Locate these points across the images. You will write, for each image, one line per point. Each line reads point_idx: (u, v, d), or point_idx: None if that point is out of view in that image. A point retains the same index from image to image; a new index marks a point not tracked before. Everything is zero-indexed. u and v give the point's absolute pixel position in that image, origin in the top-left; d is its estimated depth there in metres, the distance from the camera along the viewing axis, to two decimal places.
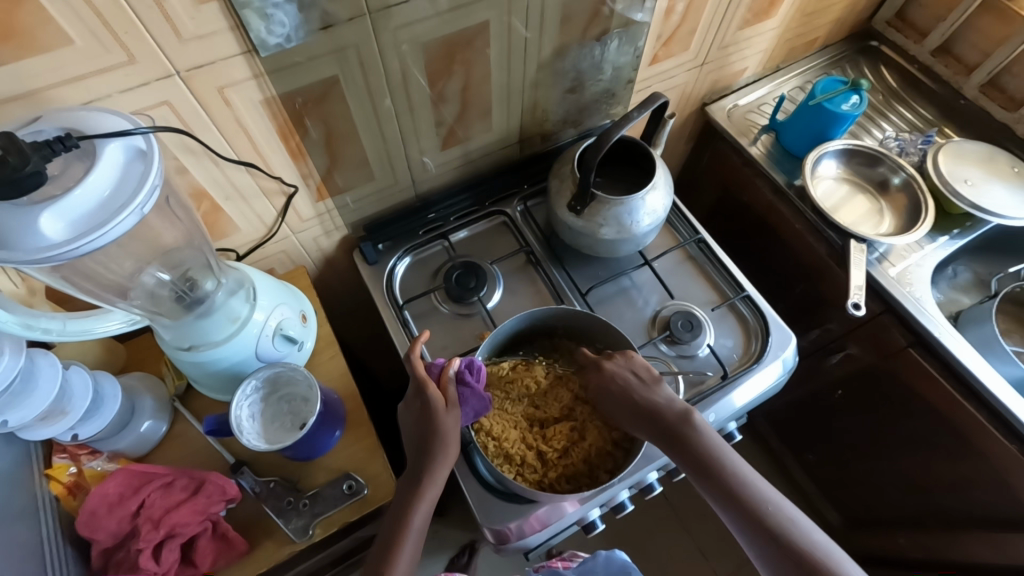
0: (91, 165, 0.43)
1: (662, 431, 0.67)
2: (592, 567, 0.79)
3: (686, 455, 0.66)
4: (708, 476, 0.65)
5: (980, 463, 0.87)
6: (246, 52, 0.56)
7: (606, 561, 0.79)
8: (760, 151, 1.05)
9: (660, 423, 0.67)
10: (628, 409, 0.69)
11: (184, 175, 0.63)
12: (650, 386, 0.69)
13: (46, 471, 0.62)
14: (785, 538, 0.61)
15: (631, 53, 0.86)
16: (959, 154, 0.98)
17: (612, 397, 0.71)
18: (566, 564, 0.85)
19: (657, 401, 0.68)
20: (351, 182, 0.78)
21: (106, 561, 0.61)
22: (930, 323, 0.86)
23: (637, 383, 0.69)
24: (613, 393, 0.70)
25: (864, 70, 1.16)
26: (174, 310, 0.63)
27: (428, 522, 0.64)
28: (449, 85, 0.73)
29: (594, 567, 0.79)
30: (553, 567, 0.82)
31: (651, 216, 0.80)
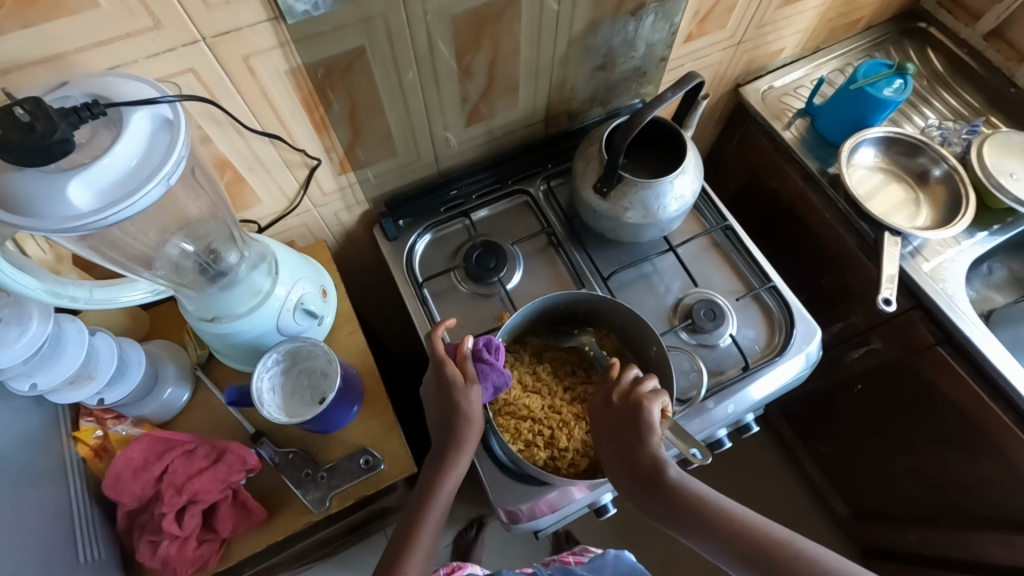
0: (118, 133, 0.43)
1: (660, 497, 0.58)
2: (601, 565, 0.79)
3: (687, 518, 0.56)
4: (719, 541, 0.54)
5: (1004, 466, 0.85)
6: (272, 19, 0.54)
7: (614, 562, 0.79)
8: (793, 136, 1.01)
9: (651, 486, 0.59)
10: (621, 467, 0.62)
11: (208, 145, 0.62)
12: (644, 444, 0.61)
13: (73, 433, 0.64)
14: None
15: (665, 30, 0.83)
16: (1006, 145, 0.94)
17: (617, 450, 0.63)
18: (576, 559, 0.86)
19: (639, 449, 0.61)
20: (374, 157, 0.77)
21: (131, 522, 0.63)
22: (964, 323, 0.83)
23: (633, 435, 0.62)
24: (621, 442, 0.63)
25: (909, 52, 1.10)
26: (197, 281, 0.64)
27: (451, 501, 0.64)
28: (476, 59, 0.71)
29: (603, 565, 0.79)
30: (563, 562, 0.85)
31: (678, 202, 0.78)
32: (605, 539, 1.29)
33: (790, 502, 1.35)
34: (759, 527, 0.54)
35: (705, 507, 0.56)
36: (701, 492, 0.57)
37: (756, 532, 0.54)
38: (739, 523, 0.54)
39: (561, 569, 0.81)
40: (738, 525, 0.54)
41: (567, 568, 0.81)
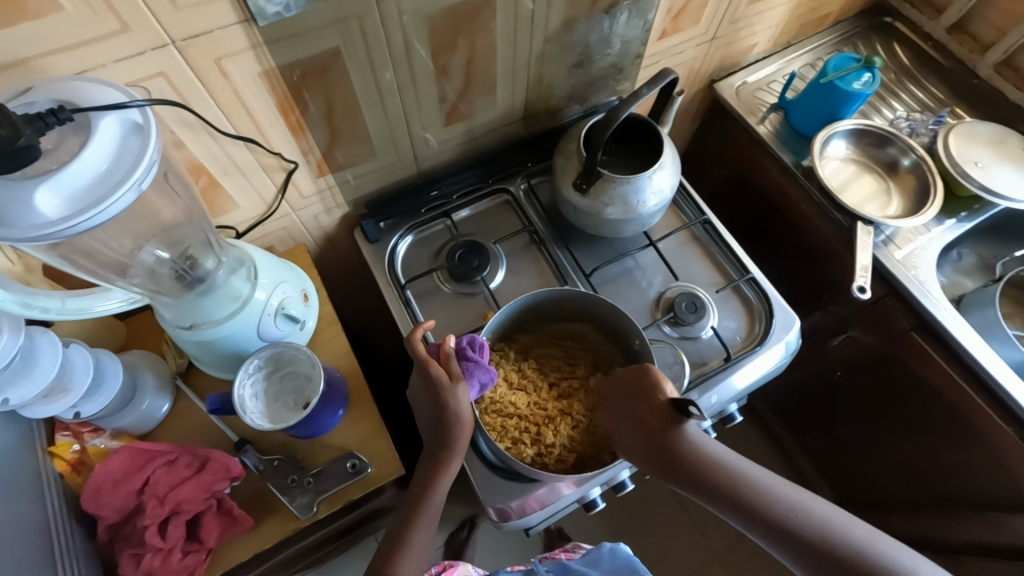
0: (87, 139, 0.42)
1: (689, 467, 0.62)
2: (597, 557, 0.80)
3: (712, 487, 0.61)
4: (745, 508, 0.59)
5: (979, 445, 0.87)
6: (243, 21, 0.54)
7: (611, 554, 0.79)
8: (768, 130, 1.03)
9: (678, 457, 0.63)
10: (647, 440, 0.65)
11: (181, 150, 0.61)
12: (670, 422, 0.64)
13: (49, 448, 0.62)
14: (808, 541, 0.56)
15: (640, 27, 0.84)
16: (970, 135, 0.97)
17: (642, 428, 0.66)
18: (568, 555, 0.87)
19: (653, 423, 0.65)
20: (352, 159, 0.77)
21: (113, 535, 0.62)
22: (936, 308, 0.85)
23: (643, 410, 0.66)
24: (645, 422, 0.65)
25: (877, 46, 1.12)
26: (174, 288, 0.63)
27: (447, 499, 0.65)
28: (453, 58, 0.71)
29: (599, 557, 0.79)
30: (556, 558, 0.85)
31: (657, 197, 0.79)
32: (596, 534, 1.30)
33: None
34: (780, 493, 0.59)
35: (732, 475, 0.61)
36: (727, 460, 0.62)
37: (776, 497, 0.59)
38: (760, 489, 0.60)
39: (558, 565, 0.82)
40: (758, 490, 0.60)
41: (564, 563, 0.81)
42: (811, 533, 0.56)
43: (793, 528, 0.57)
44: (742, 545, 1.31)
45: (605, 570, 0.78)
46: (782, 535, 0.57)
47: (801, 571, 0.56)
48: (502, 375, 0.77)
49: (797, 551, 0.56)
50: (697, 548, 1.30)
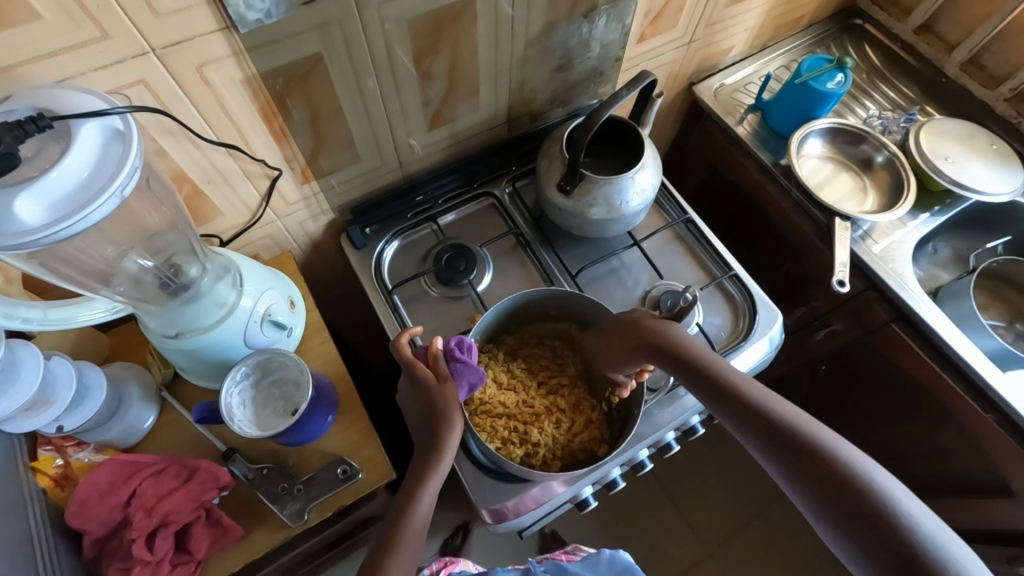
0: (67, 146, 0.42)
1: (676, 359, 0.62)
2: (596, 562, 0.80)
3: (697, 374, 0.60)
4: (725, 398, 0.58)
5: (958, 432, 0.89)
6: (224, 28, 0.54)
7: (610, 560, 0.80)
8: (746, 131, 1.06)
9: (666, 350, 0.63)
10: (638, 336, 0.66)
11: (163, 157, 0.61)
12: (663, 323, 0.66)
13: (32, 463, 0.61)
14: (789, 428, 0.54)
15: (618, 31, 0.85)
16: (941, 131, 1.00)
17: (633, 327, 0.67)
18: (569, 557, 0.87)
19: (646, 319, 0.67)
20: (337, 165, 0.77)
21: (98, 551, 0.61)
22: (913, 299, 0.88)
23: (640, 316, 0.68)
24: (637, 324, 0.67)
25: (849, 48, 1.16)
26: (159, 297, 0.62)
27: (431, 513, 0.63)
28: (435, 63, 0.72)
29: (598, 561, 0.80)
30: (556, 559, 0.85)
31: (640, 196, 0.80)
32: (590, 536, 1.30)
33: (765, 485, 1.38)
34: (764, 394, 0.57)
35: (717, 370, 0.60)
36: (715, 357, 0.61)
37: (759, 394, 0.57)
38: (743, 386, 0.58)
39: (555, 566, 0.81)
40: (742, 388, 0.58)
41: (562, 565, 0.81)
42: (788, 428, 0.54)
43: (770, 422, 0.55)
44: (734, 541, 1.32)
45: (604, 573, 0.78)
46: (755, 426, 0.56)
47: (777, 463, 0.53)
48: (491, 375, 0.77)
49: (769, 443, 0.54)
50: (690, 546, 1.31)
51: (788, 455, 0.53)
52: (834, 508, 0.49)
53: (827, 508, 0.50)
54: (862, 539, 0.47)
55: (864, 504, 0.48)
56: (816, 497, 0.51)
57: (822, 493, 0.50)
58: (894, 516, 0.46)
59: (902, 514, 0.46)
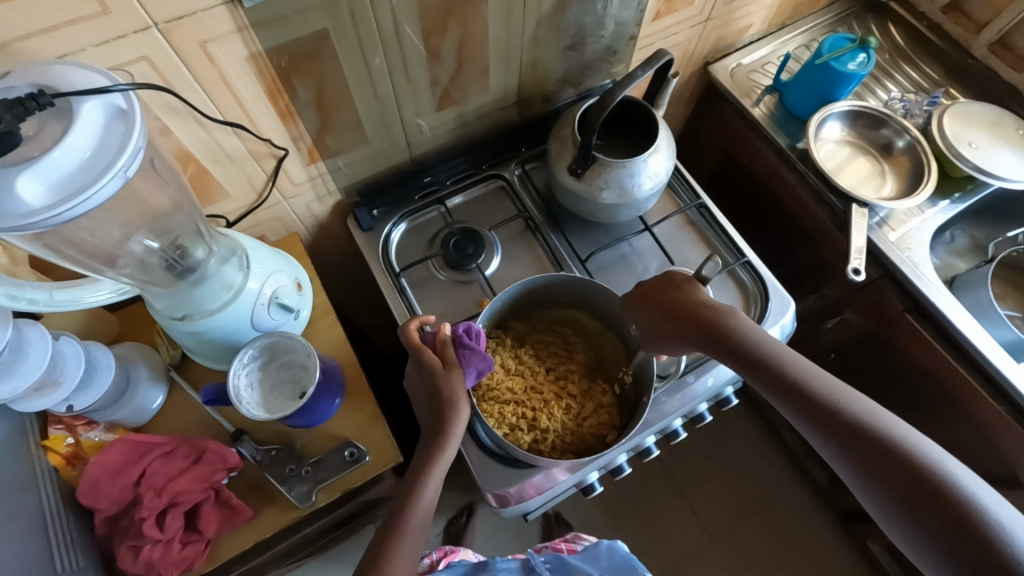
0: (69, 124, 0.41)
1: (729, 341, 0.62)
2: (595, 554, 0.80)
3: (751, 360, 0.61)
4: (784, 382, 0.58)
5: (969, 423, 0.88)
6: (228, 3, 0.52)
7: (608, 552, 0.79)
8: (763, 113, 1.03)
9: (718, 333, 0.63)
10: (686, 317, 0.65)
11: (167, 136, 0.60)
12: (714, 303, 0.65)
13: (43, 442, 0.61)
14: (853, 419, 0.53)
15: (634, 8, 0.82)
16: (964, 116, 0.96)
17: (677, 307, 0.66)
18: (570, 546, 0.89)
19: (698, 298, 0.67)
20: (344, 145, 0.75)
21: (111, 527, 0.62)
22: (929, 289, 0.86)
23: (688, 292, 0.67)
24: (682, 304, 0.66)
25: (872, 27, 1.11)
26: (165, 278, 0.62)
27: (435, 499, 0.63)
28: (445, 41, 0.69)
29: (597, 554, 0.80)
30: (557, 548, 0.87)
31: (653, 180, 0.78)
32: (593, 518, 1.32)
33: (769, 471, 1.38)
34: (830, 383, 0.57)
35: (774, 356, 0.60)
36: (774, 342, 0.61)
37: (819, 382, 0.57)
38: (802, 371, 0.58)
39: (556, 558, 0.81)
40: (800, 373, 0.58)
41: (563, 558, 0.81)
42: (853, 417, 0.54)
43: (833, 408, 0.55)
44: (736, 526, 1.33)
45: (603, 567, 0.78)
46: (818, 413, 0.55)
47: (839, 454, 0.54)
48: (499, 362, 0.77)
49: (831, 429, 0.54)
50: (692, 530, 1.32)
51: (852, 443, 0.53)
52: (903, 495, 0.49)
53: (894, 504, 0.50)
54: (935, 538, 0.47)
55: (934, 493, 0.48)
56: (885, 489, 0.50)
57: (892, 487, 0.50)
58: (966, 501, 0.47)
59: (982, 509, 0.46)
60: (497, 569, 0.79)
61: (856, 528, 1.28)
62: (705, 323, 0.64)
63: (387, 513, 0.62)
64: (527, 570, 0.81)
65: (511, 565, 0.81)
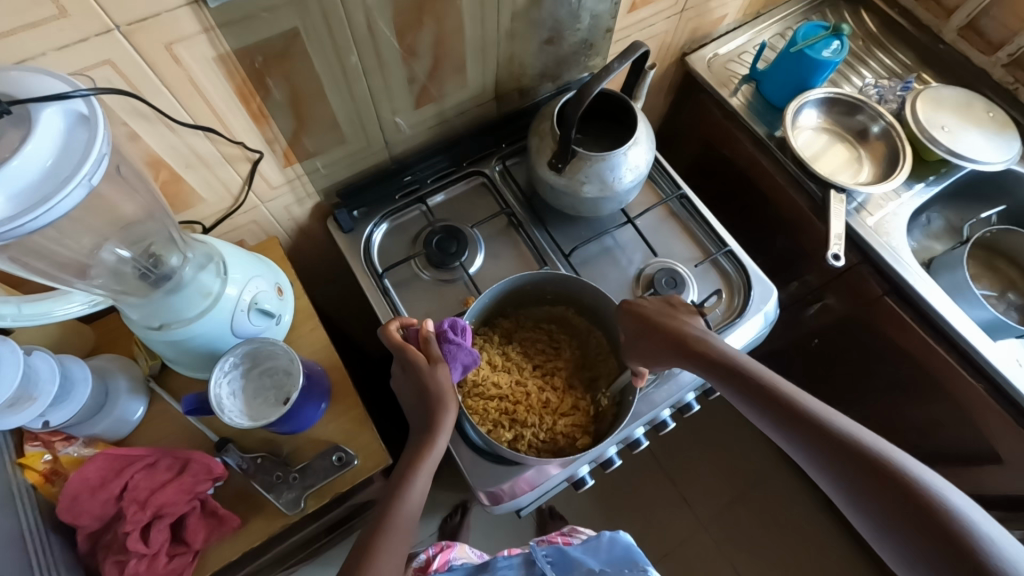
0: (28, 132, 0.40)
1: (709, 358, 0.62)
2: (596, 546, 0.81)
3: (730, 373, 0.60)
4: (762, 394, 0.57)
5: (949, 402, 0.90)
6: (192, 3, 0.51)
7: (610, 544, 0.80)
8: (741, 102, 1.03)
9: (702, 357, 0.63)
10: (672, 340, 0.65)
11: (136, 142, 0.58)
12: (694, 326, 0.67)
13: (19, 460, 0.60)
14: (831, 429, 0.51)
15: (609, 0, 0.82)
16: (937, 100, 0.98)
17: (664, 332, 0.67)
18: (566, 539, 0.89)
19: (677, 319, 0.68)
20: (321, 146, 0.74)
21: (94, 544, 0.61)
22: (907, 272, 0.87)
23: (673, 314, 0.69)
24: (669, 329, 0.66)
25: (845, 15, 1.13)
26: (141, 288, 0.60)
27: (425, 498, 0.62)
28: (419, 37, 0.69)
29: (598, 545, 0.81)
30: (554, 542, 0.87)
31: (633, 172, 0.78)
32: (586, 511, 1.32)
33: (758, 456, 1.40)
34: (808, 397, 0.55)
35: (751, 368, 0.59)
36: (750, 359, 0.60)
37: (800, 394, 0.55)
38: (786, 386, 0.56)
39: (556, 551, 0.81)
40: (786, 390, 0.56)
41: (562, 550, 0.81)
42: (831, 426, 0.52)
43: (819, 423, 0.52)
44: (728, 512, 1.34)
45: (604, 558, 0.79)
46: (797, 425, 0.53)
47: (824, 470, 0.51)
48: (485, 357, 0.77)
49: (817, 444, 0.51)
50: (685, 517, 1.33)
51: (841, 459, 0.50)
52: (894, 512, 0.46)
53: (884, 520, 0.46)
54: (927, 558, 0.43)
55: (929, 508, 0.44)
56: (873, 504, 0.47)
57: (880, 503, 0.47)
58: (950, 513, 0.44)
59: (968, 523, 0.43)
60: (497, 569, 0.79)
61: None
62: (691, 346, 0.64)
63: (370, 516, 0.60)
64: (529, 565, 0.80)
65: (511, 562, 0.80)
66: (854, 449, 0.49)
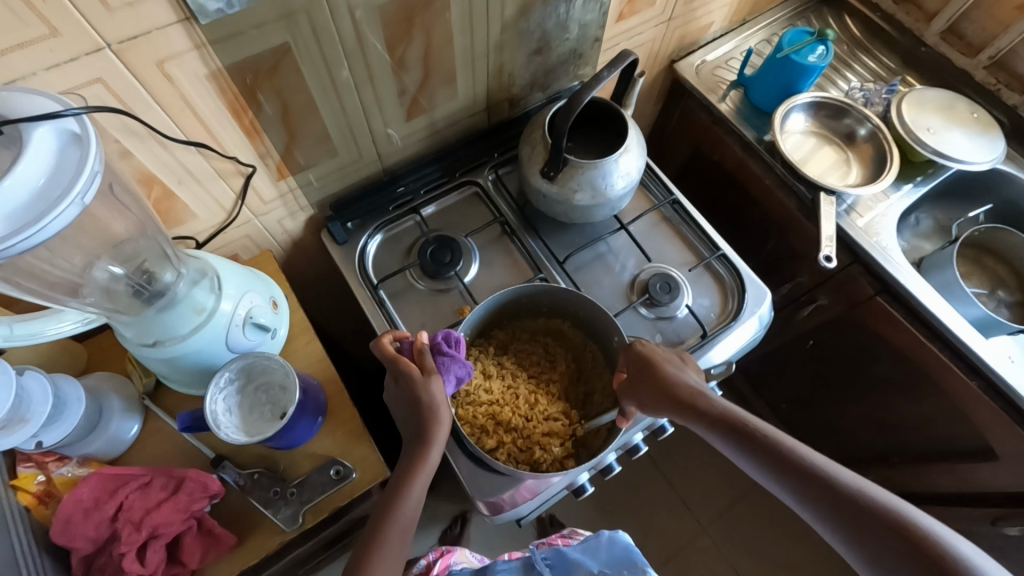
0: (19, 152, 0.39)
1: (710, 416, 0.62)
2: (595, 546, 0.80)
3: (732, 431, 0.60)
4: (768, 453, 0.56)
5: (944, 400, 0.91)
6: (183, 20, 0.51)
7: (609, 543, 0.80)
8: (729, 108, 1.04)
9: (704, 415, 0.62)
10: (672, 395, 0.64)
11: (128, 159, 0.58)
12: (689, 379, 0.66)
13: (12, 482, 0.59)
14: (842, 487, 0.52)
15: (597, 10, 0.83)
16: (921, 102, 0.99)
17: (663, 387, 0.65)
18: (566, 541, 0.88)
19: (674, 371, 0.67)
20: (313, 159, 0.74)
21: (87, 567, 0.59)
22: (899, 272, 0.88)
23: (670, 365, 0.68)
24: (669, 383, 0.65)
25: (829, 20, 1.14)
26: (133, 305, 0.60)
27: (420, 509, 0.63)
28: (409, 50, 0.69)
29: (598, 547, 0.80)
30: (553, 543, 0.87)
31: (625, 179, 0.79)
32: (586, 518, 1.32)
33: None
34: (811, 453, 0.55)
35: (751, 426, 0.59)
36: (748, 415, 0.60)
37: (804, 451, 0.56)
38: (785, 440, 0.57)
39: (555, 553, 0.81)
40: (789, 446, 0.56)
41: (561, 551, 0.81)
42: (839, 484, 0.52)
43: (827, 481, 0.52)
44: (729, 515, 1.34)
45: (603, 559, 0.78)
46: (806, 484, 0.53)
47: (837, 531, 0.51)
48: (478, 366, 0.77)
49: (817, 501, 0.52)
50: (685, 522, 1.33)
51: (842, 517, 0.51)
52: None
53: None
54: None
55: (949, 565, 0.45)
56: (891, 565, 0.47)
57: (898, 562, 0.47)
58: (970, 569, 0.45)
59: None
60: (496, 572, 0.79)
61: None
62: (691, 401, 0.63)
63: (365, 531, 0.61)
64: (528, 567, 0.80)
65: (511, 565, 0.80)
66: (867, 506, 0.50)
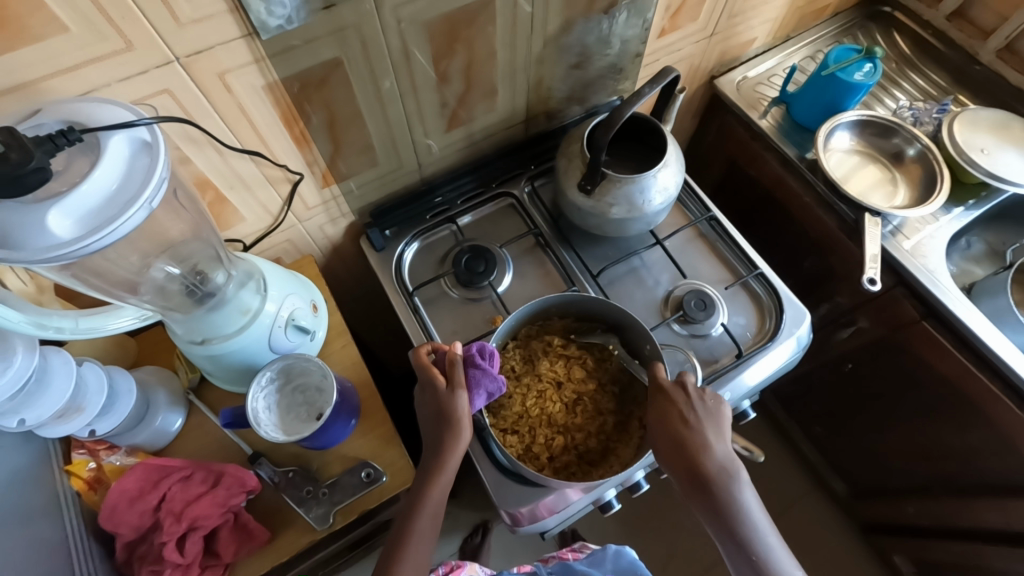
0: (96, 159, 0.43)
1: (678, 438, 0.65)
2: (601, 559, 0.79)
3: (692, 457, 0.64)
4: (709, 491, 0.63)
5: (995, 433, 0.86)
6: (246, 35, 0.54)
7: (615, 556, 0.78)
8: (770, 124, 1.03)
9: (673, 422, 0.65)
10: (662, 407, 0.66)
11: (187, 165, 0.61)
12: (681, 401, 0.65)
13: (65, 467, 0.62)
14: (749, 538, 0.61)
15: (638, 27, 0.84)
16: (975, 122, 0.96)
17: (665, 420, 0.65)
18: (575, 555, 0.85)
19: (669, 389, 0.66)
20: (355, 168, 0.77)
21: (130, 553, 0.62)
22: (946, 297, 0.84)
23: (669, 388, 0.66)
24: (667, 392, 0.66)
25: (876, 37, 1.12)
26: (185, 304, 0.63)
27: (436, 523, 0.64)
28: (454, 65, 0.71)
29: (603, 559, 0.79)
30: (563, 558, 0.84)
31: (662, 195, 0.79)
32: (608, 534, 1.30)
33: (788, 484, 1.36)
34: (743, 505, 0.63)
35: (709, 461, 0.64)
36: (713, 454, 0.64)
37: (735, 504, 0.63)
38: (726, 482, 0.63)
39: (561, 566, 0.80)
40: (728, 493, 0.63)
41: (567, 564, 0.80)
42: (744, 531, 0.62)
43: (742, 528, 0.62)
44: None
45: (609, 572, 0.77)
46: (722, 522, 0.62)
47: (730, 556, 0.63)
48: (508, 367, 0.76)
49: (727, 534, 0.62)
50: None
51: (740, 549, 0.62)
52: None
53: None
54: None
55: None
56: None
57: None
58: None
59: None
60: None
61: (880, 541, 1.25)
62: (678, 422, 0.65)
63: (388, 542, 0.63)
64: None
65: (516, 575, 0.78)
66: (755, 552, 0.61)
